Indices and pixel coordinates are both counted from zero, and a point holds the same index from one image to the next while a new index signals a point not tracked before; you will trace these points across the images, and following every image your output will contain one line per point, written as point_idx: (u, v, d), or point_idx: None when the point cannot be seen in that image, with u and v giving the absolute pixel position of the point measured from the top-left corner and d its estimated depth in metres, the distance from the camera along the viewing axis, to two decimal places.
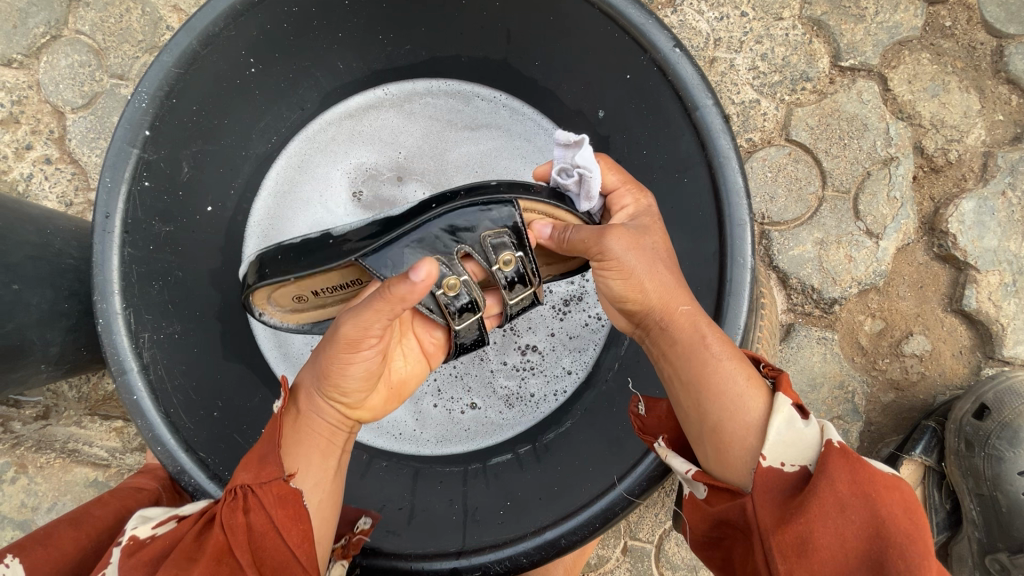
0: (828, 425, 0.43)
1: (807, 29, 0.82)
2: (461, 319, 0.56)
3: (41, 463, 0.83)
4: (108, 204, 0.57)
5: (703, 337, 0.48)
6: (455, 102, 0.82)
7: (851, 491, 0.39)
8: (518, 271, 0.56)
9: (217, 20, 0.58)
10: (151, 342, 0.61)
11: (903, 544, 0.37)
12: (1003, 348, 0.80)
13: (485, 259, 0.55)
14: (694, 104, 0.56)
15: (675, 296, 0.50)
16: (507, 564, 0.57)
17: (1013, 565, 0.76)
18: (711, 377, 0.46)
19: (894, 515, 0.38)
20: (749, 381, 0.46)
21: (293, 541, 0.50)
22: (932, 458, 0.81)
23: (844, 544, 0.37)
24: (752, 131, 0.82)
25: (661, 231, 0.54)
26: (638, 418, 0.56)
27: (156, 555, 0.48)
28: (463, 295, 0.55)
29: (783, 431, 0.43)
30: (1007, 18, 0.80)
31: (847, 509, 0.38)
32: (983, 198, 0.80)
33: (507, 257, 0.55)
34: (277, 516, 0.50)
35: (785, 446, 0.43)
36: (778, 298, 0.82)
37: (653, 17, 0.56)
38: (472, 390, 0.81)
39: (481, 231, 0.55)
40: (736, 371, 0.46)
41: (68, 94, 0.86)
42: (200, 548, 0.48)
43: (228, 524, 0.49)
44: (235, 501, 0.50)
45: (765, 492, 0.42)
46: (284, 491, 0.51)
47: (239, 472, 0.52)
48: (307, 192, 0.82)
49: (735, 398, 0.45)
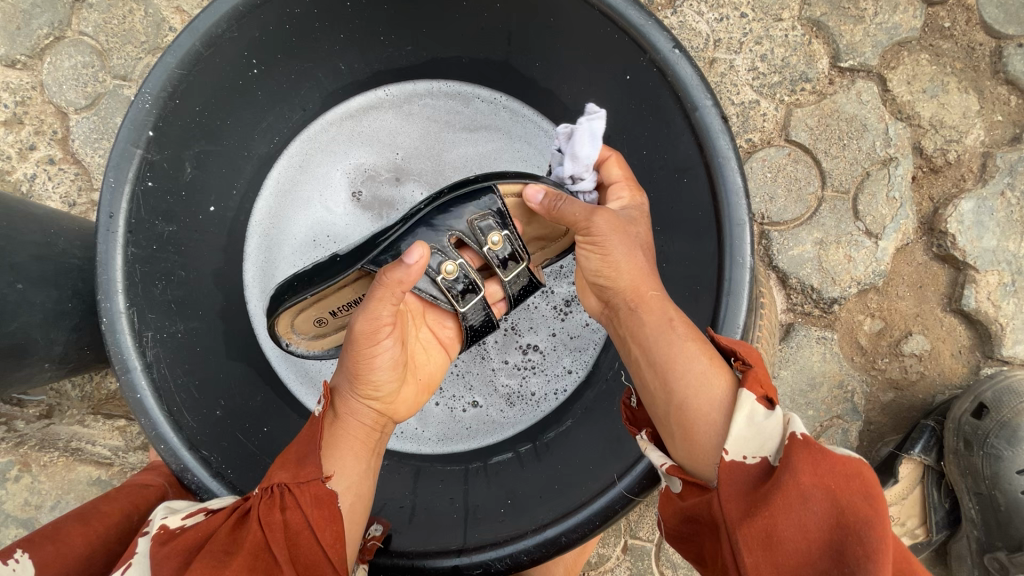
0: (792, 416, 0.43)
1: (806, 30, 0.82)
2: (464, 301, 0.60)
3: (44, 462, 0.83)
4: (112, 204, 0.58)
5: (669, 320, 0.51)
6: (454, 103, 0.83)
7: (814, 482, 0.38)
8: (507, 249, 0.60)
9: (220, 22, 0.58)
10: (154, 341, 0.62)
11: (863, 531, 0.35)
12: (1002, 348, 0.80)
13: (476, 243, 0.59)
14: (693, 104, 0.56)
15: (645, 282, 0.54)
16: (508, 562, 0.57)
17: (1012, 563, 0.77)
18: (675, 358, 0.49)
19: (855, 501, 0.37)
20: (711, 362, 0.48)
21: (326, 543, 0.51)
22: (931, 458, 0.81)
23: (807, 536, 0.36)
24: (751, 131, 0.82)
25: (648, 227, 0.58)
26: (628, 410, 0.56)
27: (187, 548, 0.48)
28: (463, 280, 0.60)
29: (744, 422, 0.44)
30: (1006, 19, 0.80)
31: (809, 499, 0.37)
32: (982, 199, 0.80)
33: (494, 237, 0.59)
34: (313, 516, 0.51)
35: (746, 438, 0.43)
36: (778, 297, 0.82)
37: (653, 18, 0.56)
38: (473, 388, 0.82)
39: (467, 217, 0.59)
40: (698, 353, 0.49)
41: (71, 95, 0.86)
42: (235, 542, 0.49)
43: (266, 522, 0.49)
44: (272, 499, 0.51)
45: (730, 488, 0.42)
46: (321, 491, 0.52)
47: (276, 471, 0.53)
48: (307, 192, 0.83)
49: (698, 377, 0.47)
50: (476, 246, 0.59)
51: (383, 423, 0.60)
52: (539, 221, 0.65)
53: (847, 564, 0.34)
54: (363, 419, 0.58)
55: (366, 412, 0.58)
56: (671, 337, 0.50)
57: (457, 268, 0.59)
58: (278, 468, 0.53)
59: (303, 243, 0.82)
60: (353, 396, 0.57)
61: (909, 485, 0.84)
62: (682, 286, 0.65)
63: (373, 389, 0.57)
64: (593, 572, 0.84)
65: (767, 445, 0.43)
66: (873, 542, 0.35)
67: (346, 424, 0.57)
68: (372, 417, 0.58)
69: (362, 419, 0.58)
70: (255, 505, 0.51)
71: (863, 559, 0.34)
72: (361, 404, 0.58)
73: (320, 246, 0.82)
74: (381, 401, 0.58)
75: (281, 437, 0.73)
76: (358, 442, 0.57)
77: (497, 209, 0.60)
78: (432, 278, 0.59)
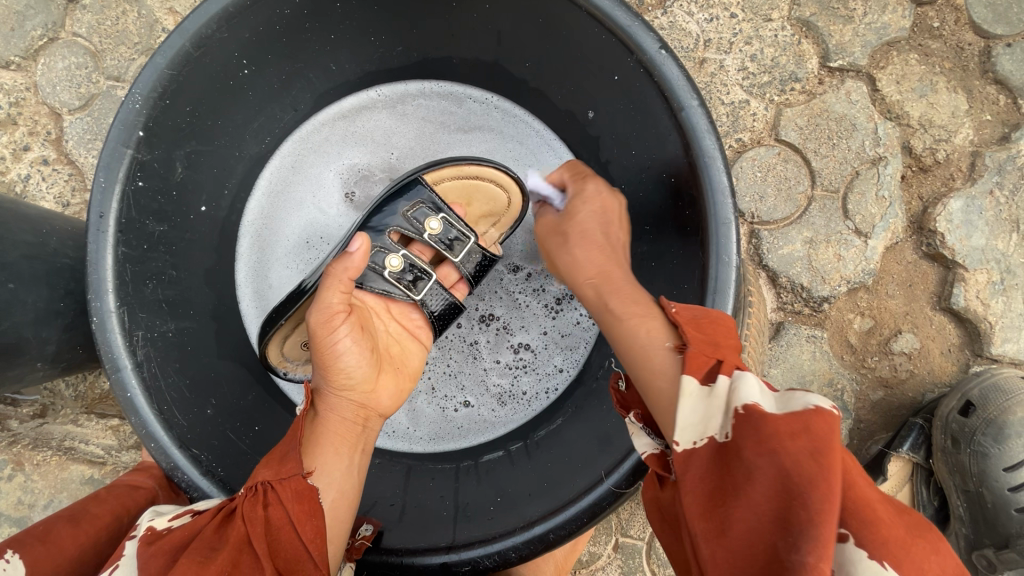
0: (736, 387, 0.40)
1: (796, 30, 0.82)
2: (417, 287, 0.68)
3: (37, 461, 0.83)
4: (103, 204, 0.58)
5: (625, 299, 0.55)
6: (447, 103, 0.83)
7: (756, 452, 0.36)
8: (446, 232, 0.68)
9: (210, 23, 0.59)
10: (145, 340, 0.62)
11: (806, 494, 0.33)
12: (991, 346, 0.80)
13: (415, 232, 0.67)
14: (679, 104, 0.56)
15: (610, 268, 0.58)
16: (496, 559, 0.58)
17: (999, 560, 0.77)
18: (626, 337, 0.51)
19: (799, 459, 0.34)
20: (650, 333, 0.49)
21: (306, 538, 0.51)
22: (920, 455, 0.82)
23: (757, 513, 0.34)
24: (741, 131, 0.82)
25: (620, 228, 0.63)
26: (619, 394, 0.54)
27: (172, 547, 0.49)
28: (410, 269, 0.67)
29: (689, 404, 0.41)
30: (994, 19, 0.81)
31: (755, 471, 0.35)
32: (970, 198, 0.81)
33: (431, 222, 0.67)
34: (294, 511, 0.52)
35: (693, 424, 0.41)
36: (768, 296, 0.82)
37: (639, 19, 0.57)
38: (466, 388, 0.82)
39: (400, 211, 0.66)
40: (641, 329, 0.50)
41: (65, 96, 0.87)
42: (221, 537, 0.49)
43: (248, 517, 0.50)
44: (256, 496, 0.51)
45: (688, 475, 0.39)
46: (301, 485, 0.53)
47: (259, 471, 0.54)
48: (300, 193, 0.83)
49: (643, 353, 0.48)
50: (416, 236, 0.67)
51: (365, 417, 0.62)
52: (479, 197, 0.73)
53: (790, 532, 0.32)
54: (342, 414, 0.60)
55: (346, 406, 0.60)
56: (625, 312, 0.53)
57: (400, 261, 0.66)
58: (261, 467, 0.54)
59: (296, 244, 0.83)
60: (328, 393, 0.60)
61: (898, 482, 0.85)
62: (670, 285, 0.65)
63: (344, 380, 0.59)
64: (584, 570, 0.85)
65: (711, 422, 0.40)
66: (816, 504, 0.33)
67: (327, 420, 0.59)
68: (353, 411, 0.60)
69: (342, 414, 0.60)
70: (239, 505, 0.51)
71: (807, 525, 0.32)
72: (338, 400, 0.60)
73: (312, 247, 0.83)
74: (357, 392, 0.61)
75: (272, 435, 0.73)
76: (339, 435, 0.58)
77: (426, 196, 0.67)
78: (381, 275, 0.66)
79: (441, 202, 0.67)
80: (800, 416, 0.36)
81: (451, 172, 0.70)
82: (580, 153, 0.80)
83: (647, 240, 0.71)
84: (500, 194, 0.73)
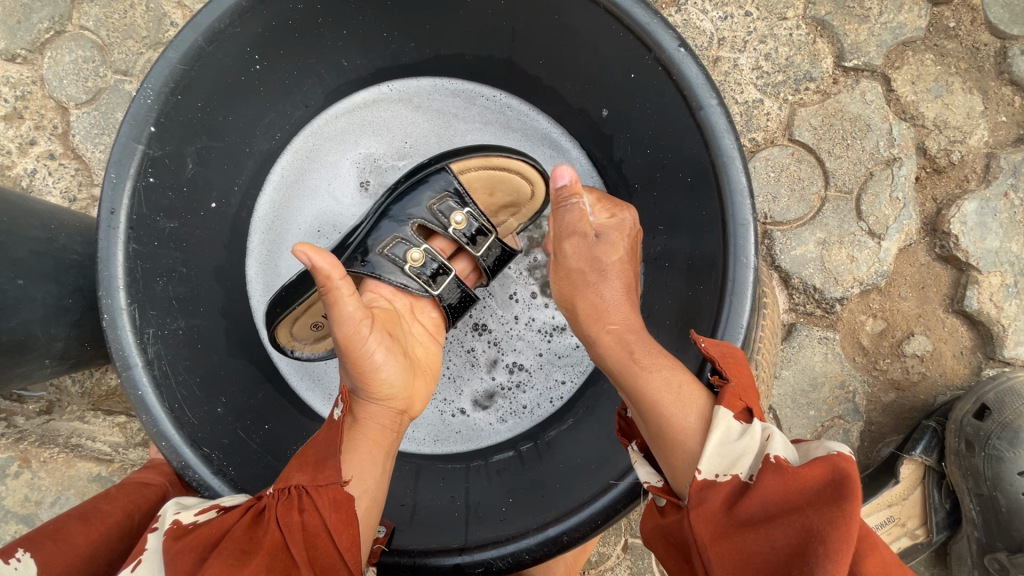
0: (771, 438, 0.43)
1: (810, 29, 0.82)
2: (437, 282, 0.67)
3: (44, 458, 0.83)
4: (114, 200, 0.57)
5: (630, 354, 0.53)
6: (461, 100, 0.82)
7: (778, 496, 0.40)
8: (471, 226, 0.68)
9: (223, 17, 0.58)
10: (155, 337, 0.61)
11: (826, 530, 0.36)
12: (1004, 349, 0.80)
13: (440, 224, 0.67)
14: (698, 104, 0.56)
15: (606, 316, 0.56)
16: (510, 560, 0.57)
17: (1011, 565, 0.77)
18: (647, 391, 0.49)
19: (818, 500, 0.38)
20: (682, 387, 0.49)
21: (342, 546, 0.51)
22: (933, 458, 0.81)
23: (774, 547, 0.38)
24: (755, 131, 0.82)
25: (624, 245, 0.60)
26: (622, 420, 0.57)
27: (202, 543, 0.48)
28: (430, 262, 0.67)
29: (719, 444, 0.45)
30: (1010, 20, 0.80)
31: (771, 509, 0.40)
32: (985, 199, 0.80)
33: (457, 216, 0.67)
34: (330, 518, 0.51)
35: (719, 456, 0.44)
36: (780, 297, 0.82)
37: (658, 16, 0.56)
38: (463, 393, 0.81)
39: (426, 202, 0.67)
40: (670, 377, 0.50)
41: (71, 90, 0.86)
42: (255, 543, 0.49)
43: (284, 522, 0.50)
44: (291, 500, 0.51)
45: (700, 510, 0.43)
46: (340, 494, 0.52)
47: (295, 472, 0.53)
48: (314, 181, 0.82)
49: (671, 407, 0.48)
50: (442, 229, 0.67)
51: (401, 421, 0.60)
52: (503, 188, 0.71)
53: (807, 563, 0.36)
54: (381, 421, 0.58)
55: (384, 413, 0.59)
56: (646, 358, 0.52)
57: (422, 254, 0.66)
58: (297, 470, 0.53)
59: (308, 232, 0.82)
60: (367, 401, 0.58)
61: (910, 485, 0.84)
62: (683, 287, 0.65)
63: (384, 388, 0.58)
64: (593, 571, 0.84)
65: (741, 461, 0.43)
66: (834, 542, 0.36)
67: (364, 429, 0.57)
68: (390, 417, 0.59)
69: (379, 421, 0.58)
70: (272, 506, 0.51)
71: (823, 559, 0.35)
72: (377, 407, 0.58)
73: (324, 236, 0.82)
74: (395, 401, 0.59)
75: (282, 434, 0.72)
76: (374, 443, 0.57)
77: (454, 189, 0.67)
78: (400, 267, 0.66)
79: (466, 194, 0.67)
80: (826, 463, 0.40)
81: (479, 161, 0.69)
82: (593, 152, 0.79)
83: (661, 241, 0.70)
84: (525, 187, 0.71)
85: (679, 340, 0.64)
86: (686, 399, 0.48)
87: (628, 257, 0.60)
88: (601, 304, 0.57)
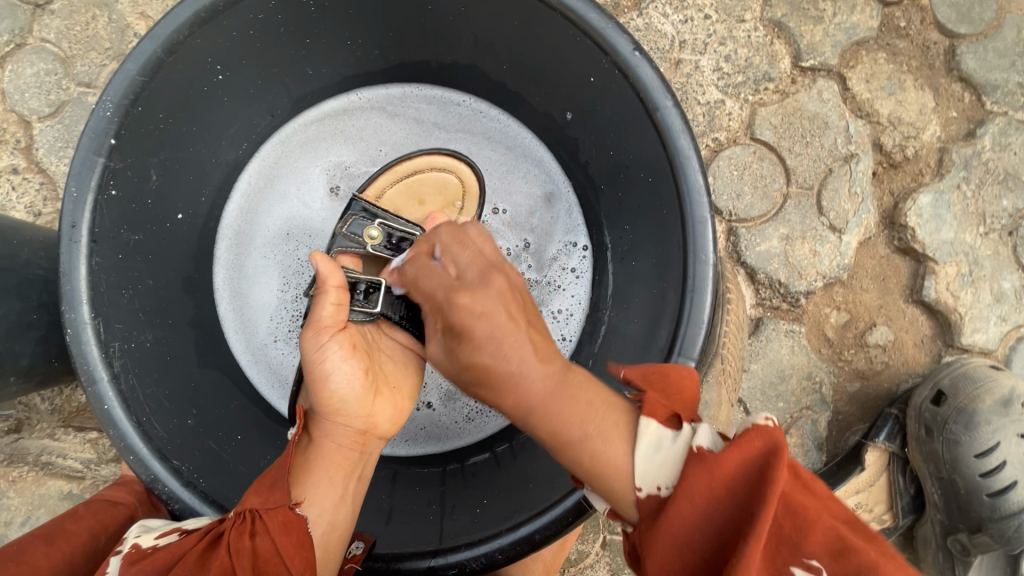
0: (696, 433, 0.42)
1: (768, 31, 0.84)
2: (372, 297, 0.65)
3: (14, 477, 0.82)
4: (75, 214, 0.57)
5: (569, 432, 0.43)
6: (431, 108, 0.83)
7: (704, 496, 0.38)
8: (390, 235, 0.69)
9: (182, 28, 0.58)
10: (121, 351, 0.61)
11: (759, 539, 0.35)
12: (962, 336, 0.83)
13: (358, 243, 0.68)
14: (655, 105, 0.57)
15: (524, 398, 0.44)
16: (483, 561, 0.58)
17: (972, 544, 0.79)
18: (576, 447, 0.43)
19: (751, 486, 0.38)
20: (610, 428, 0.43)
21: (295, 570, 0.51)
22: (896, 445, 0.83)
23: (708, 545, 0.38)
24: (717, 131, 0.84)
25: (503, 304, 0.46)
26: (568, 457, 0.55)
27: (157, 567, 0.49)
28: (356, 286, 0.65)
29: (652, 454, 0.42)
30: (958, 19, 0.83)
31: (702, 502, 0.38)
32: (938, 192, 0.83)
33: (370, 230, 0.68)
34: (281, 543, 0.51)
35: (656, 469, 0.41)
36: (747, 293, 0.84)
37: (613, 21, 0.57)
38: (430, 388, 0.82)
39: (339, 229, 0.69)
40: (595, 428, 0.43)
41: (34, 103, 0.85)
42: (204, 569, 0.49)
43: (234, 548, 0.50)
44: (243, 524, 0.51)
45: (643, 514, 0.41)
46: (289, 516, 0.53)
47: (249, 495, 0.54)
48: (284, 187, 0.82)
49: (600, 456, 0.42)
50: (362, 248, 0.68)
51: (365, 441, 0.60)
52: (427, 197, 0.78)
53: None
54: (340, 440, 0.59)
55: (342, 432, 0.59)
56: (567, 417, 0.43)
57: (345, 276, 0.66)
58: (252, 493, 0.54)
59: (277, 237, 0.82)
60: (323, 419, 0.59)
61: (876, 471, 0.85)
62: (649, 284, 0.66)
63: (340, 406, 0.59)
64: (572, 568, 0.85)
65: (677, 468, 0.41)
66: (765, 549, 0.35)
67: (322, 447, 0.58)
68: (350, 436, 0.59)
69: (339, 440, 0.59)
70: (227, 531, 0.51)
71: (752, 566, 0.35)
72: (335, 426, 0.59)
73: (295, 239, 0.82)
74: (352, 417, 0.59)
75: (256, 444, 0.71)
76: (332, 465, 0.58)
77: (363, 208, 0.70)
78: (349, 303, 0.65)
79: (375, 208, 0.70)
80: (761, 435, 0.40)
81: (387, 179, 0.77)
82: (559, 155, 0.80)
83: (627, 241, 0.72)
84: (451, 180, 0.79)
85: (644, 336, 0.65)
86: (618, 436, 0.43)
87: (505, 307, 0.45)
88: (523, 394, 0.44)
